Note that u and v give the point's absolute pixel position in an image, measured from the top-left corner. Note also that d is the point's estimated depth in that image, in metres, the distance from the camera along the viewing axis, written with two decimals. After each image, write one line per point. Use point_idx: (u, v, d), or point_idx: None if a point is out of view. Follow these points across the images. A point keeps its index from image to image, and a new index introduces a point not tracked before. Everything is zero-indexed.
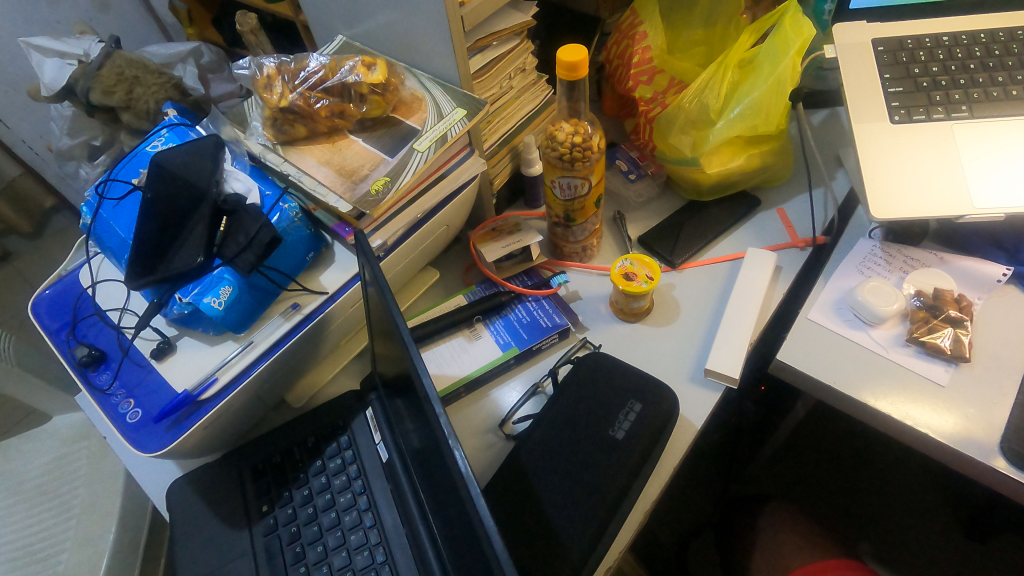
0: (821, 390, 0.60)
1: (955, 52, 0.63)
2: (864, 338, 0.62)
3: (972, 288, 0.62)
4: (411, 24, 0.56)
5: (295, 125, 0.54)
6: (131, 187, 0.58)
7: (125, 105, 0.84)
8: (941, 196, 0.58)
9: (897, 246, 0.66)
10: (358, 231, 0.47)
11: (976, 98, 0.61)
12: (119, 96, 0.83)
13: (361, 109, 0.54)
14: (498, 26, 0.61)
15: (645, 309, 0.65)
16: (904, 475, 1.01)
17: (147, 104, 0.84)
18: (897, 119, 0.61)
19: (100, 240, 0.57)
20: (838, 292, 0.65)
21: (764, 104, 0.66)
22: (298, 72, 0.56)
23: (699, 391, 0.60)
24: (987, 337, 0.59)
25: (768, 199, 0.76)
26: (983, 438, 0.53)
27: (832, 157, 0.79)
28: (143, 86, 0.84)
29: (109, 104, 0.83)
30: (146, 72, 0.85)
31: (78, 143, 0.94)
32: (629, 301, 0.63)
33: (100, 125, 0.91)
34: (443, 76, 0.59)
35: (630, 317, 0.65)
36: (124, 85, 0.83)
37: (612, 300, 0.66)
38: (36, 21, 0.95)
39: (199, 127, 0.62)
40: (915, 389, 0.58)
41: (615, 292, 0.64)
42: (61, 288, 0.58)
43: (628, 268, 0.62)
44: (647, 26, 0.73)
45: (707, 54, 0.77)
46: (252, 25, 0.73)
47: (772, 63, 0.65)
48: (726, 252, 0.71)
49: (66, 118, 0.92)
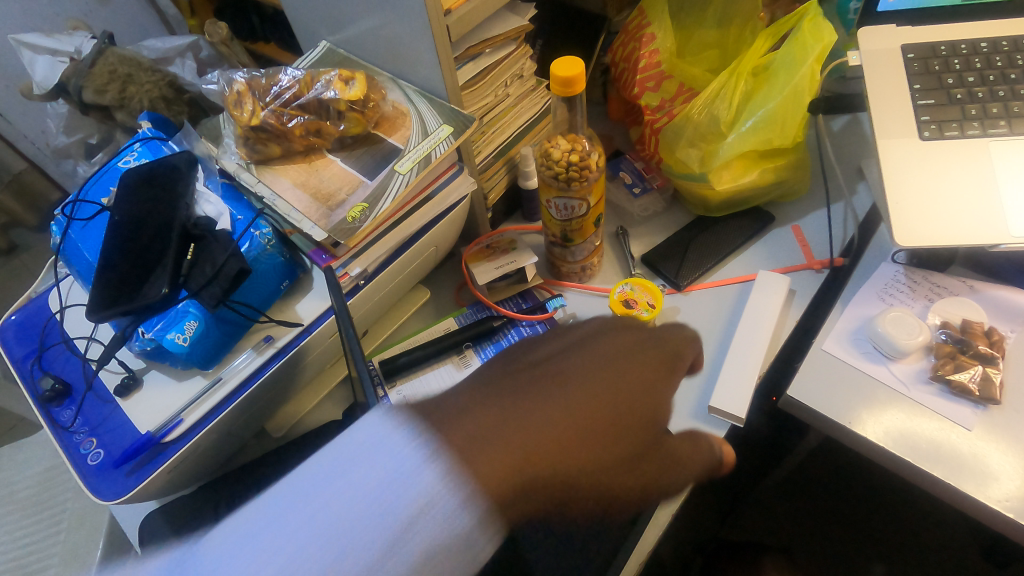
0: (834, 429, 0.55)
1: (993, 60, 0.57)
2: (883, 373, 0.57)
3: (1003, 320, 0.57)
4: (396, 32, 0.52)
5: (269, 144, 0.50)
6: (100, 208, 0.54)
7: (120, 103, 0.81)
8: (974, 223, 0.53)
9: (922, 272, 0.61)
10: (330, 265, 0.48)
11: (1016, 112, 0.56)
12: (112, 94, 0.79)
13: (339, 127, 0.50)
14: (491, 31, 0.56)
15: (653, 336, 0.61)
16: (919, 500, 0.97)
17: (141, 103, 0.80)
18: (927, 135, 0.56)
19: (68, 263, 0.54)
20: (857, 321, 0.60)
21: (781, 116, 0.60)
22: (269, 87, 0.52)
23: (702, 429, 0.56)
24: (1020, 377, 0.54)
25: (783, 214, 0.71)
26: (1012, 490, 0.49)
27: (854, 168, 0.74)
28: (136, 84, 0.80)
29: (102, 102, 0.79)
30: (140, 70, 0.81)
31: (73, 141, 0.91)
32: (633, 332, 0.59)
33: (94, 124, 0.88)
34: (431, 89, 0.54)
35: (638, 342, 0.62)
36: (117, 83, 0.79)
37: None
38: (25, 15, 0.91)
39: (173, 141, 0.58)
40: (937, 432, 0.53)
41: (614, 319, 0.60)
42: (30, 312, 0.55)
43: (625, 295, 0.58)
44: (655, 27, 0.68)
45: (719, 58, 0.71)
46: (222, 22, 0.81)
47: (789, 71, 0.60)
48: (735, 273, 0.67)
49: (61, 116, 0.88)
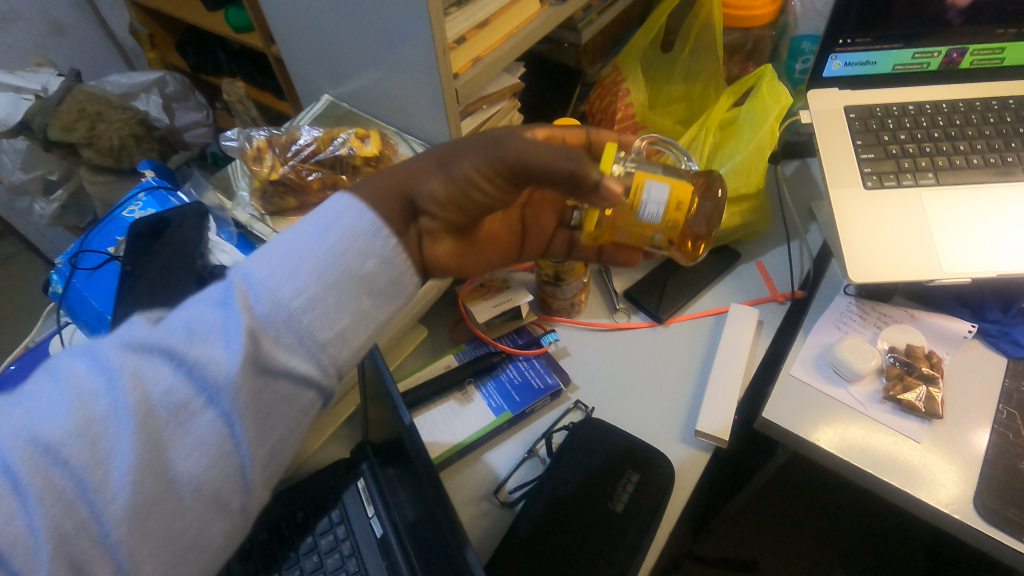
0: (804, 447, 0.61)
1: (920, 120, 0.67)
2: (843, 394, 0.63)
3: (941, 345, 0.66)
4: (407, 92, 0.57)
5: (286, 197, 0.53)
6: (107, 257, 0.56)
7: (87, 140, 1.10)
8: (913, 261, 0.61)
9: (870, 303, 0.69)
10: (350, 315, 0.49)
11: (941, 165, 0.65)
12: (79, 131, 1.08)
13: (355, 181, 0.54)
14: (489, 89, 0.61)
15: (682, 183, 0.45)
16: (875, 511, 1.05)
17: (107, 137, 1.10)
18: (870, 185, 0.65)
19: (73, 313, 0.55)
20: (818, 348, 0.67)
21: (748, 167, 0.68)
22: (288, 145, 0.55)
23: (690, 452, 0.61)
24: (956, 393, 0.62)
25: (747, 251, 0.79)
26: (959, 493, 0.56)
27: (806, 210, 0.82)
28: (104, 121, 1.10)
29: (70, 136, 1.08)
30: (108, 110, 1.11)
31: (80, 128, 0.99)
32: (628, 224, 0.47)
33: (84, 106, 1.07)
34: (436, 143, 0.59)
35: (714, 209, 0.54)
36: (87, 120, 1.09)
37: (679, 197, 0.44)
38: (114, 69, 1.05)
39: (180, 191, 0.61)
40: (892, 444, 0.60)
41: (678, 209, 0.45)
42: (28, 362, 0.56)
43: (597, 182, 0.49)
44: (629, 83, 0.75)
45: (687, 110, 0.79)
46: (240, 93, 0.94)
47: (753, 127, 0.68)
48: (709, 306, 0.73)
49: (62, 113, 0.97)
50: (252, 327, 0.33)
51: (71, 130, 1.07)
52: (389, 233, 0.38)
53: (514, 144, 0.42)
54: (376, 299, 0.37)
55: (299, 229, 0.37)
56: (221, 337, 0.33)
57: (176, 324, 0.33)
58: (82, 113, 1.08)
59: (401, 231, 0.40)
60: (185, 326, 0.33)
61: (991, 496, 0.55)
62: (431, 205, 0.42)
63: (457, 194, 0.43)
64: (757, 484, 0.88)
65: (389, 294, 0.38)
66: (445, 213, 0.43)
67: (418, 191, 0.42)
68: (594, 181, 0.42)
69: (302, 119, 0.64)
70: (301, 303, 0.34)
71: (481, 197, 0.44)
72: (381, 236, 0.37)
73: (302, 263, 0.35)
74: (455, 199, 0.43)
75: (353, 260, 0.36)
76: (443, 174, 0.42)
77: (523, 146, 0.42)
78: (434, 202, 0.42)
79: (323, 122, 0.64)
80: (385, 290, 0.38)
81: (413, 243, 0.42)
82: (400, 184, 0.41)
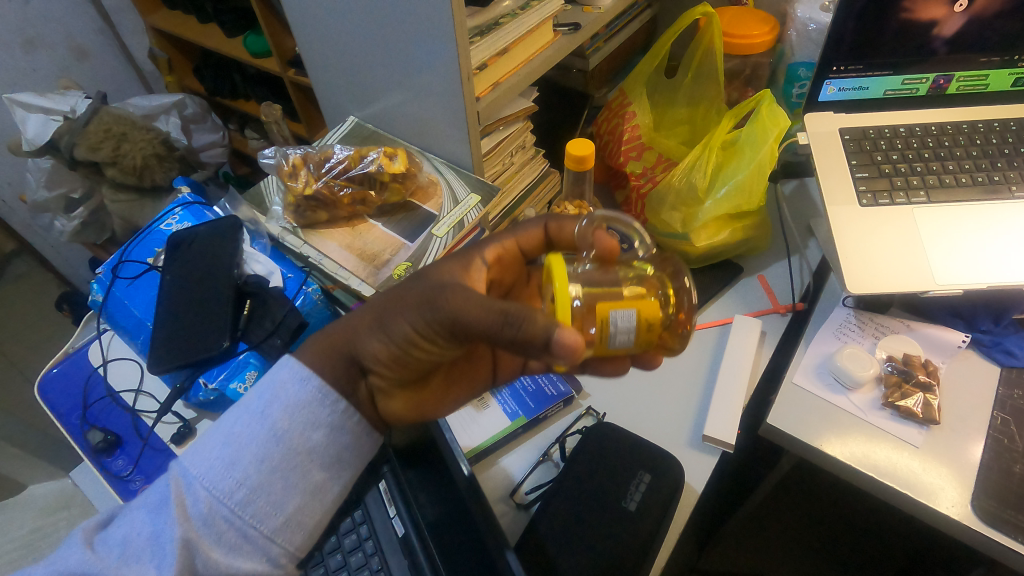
0: (807, 452, 0.64)
1: (911, 142, 0.71)
2: (844, 402, 0.66)
3: (937, 354, 0.68)
4: (431, 115, 0.61)
5: (318, 212, 0.57)
6: (147, 267, 0.59)
7: (112, 159, 1.13)
8: (908, 274, 0.64)
9: (868, 314, 0.73)
10: None
11: (932, 184, 0.69)
12: (105, 151, 1.12)
13: (382, 197, 0.58)
14: (506, 112, 0.65)
15: (647, 298, 0.41)
16: (882, 524, 1.06)
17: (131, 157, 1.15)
18: (865, 203, 0.68)
19: (111, 319, 0.58)
20: (819, 358, 0.70)
21: (749, 185, 0.72)
22: (323, 161, 0.60)
23: (698, 456, 0.63)
24: (952, 399, 0.65)
25: (749, 266, 0.82)
26: (957, 495, 0.58)
27: (805, 227, 0.86)
28: (129, 141, 1.14)
29: (96, 156, 1.11)
30: (132, 130, 1.15)
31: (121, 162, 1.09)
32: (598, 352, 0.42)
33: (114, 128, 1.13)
34: (457, 161, 0.63)
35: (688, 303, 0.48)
36: (112, 140, 1.12)
37: (645, 313, 0.40)
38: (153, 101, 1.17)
39: (215, 206, 0.65)
40: (892, 449, 0.62)
41: (649, 325, 0.41)
42: (70, 366, 0.59)
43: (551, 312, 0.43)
44: (635, 107, 0.80)
45: (690, 132, 0.83)
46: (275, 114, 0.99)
47: (754, 147, 0.71)
48: (714, 317, 0.76)
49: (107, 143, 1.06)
50: (190, 536, 0.39)
51: (97, 149, 1.11)
52: (336, 398, 0.44)
53: (447, 299, 0.40)
54: (327, 469, 0.44)
55: (239, 417, 0.43)
56: (160, 555, 0.39)
57: (127, 538, 0.41)
58: (108, 134, 1.12)
59: (347, 390, 0.45)
60: (135, 543, 0.40)
61: (988, 498, 0.57)
62: (374, 365, 0.45)
63: (397, 355, 0.44)
64: (762, 496, 0.89)
65: (340, 464, 0.45)
66: (388, 372, 0.45)
67: (360, 352, 0.45)
68: (543, 336, 0.36)
69: (329, 138, 0.68)
70: (245, 494, 0.41)
71: (423, 351, 0.44)
72: (329, 403, 0.44)
73: (235, 467, 0.41)
74: (399, 352, 0.44)
75: (282, 458, 0.42)
76: (384, 333, 0.44)
77: (457, 303, 0.39)
78: (378, 363, 0.45)
79: (350, 142, 0.68)
80: (336, 459, 0.44)
81: (365, 397, 0.46)
82: (343, 342, 0.45)
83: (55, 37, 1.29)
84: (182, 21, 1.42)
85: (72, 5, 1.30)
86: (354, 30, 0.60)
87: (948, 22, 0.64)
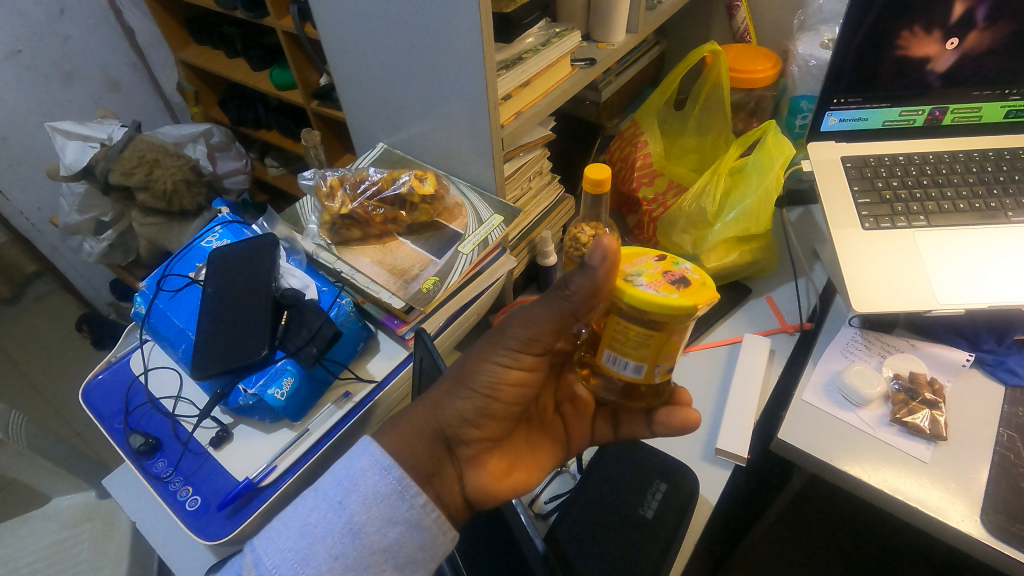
0: (818, 466, 0.65)
1: (910, 170, 0.75)
2: (853, 418, 0.68)
3: (943, 372, 0.71)
4: (457, 142, 0.65)
5: (352, 229, 0.62)
6: (189, 281, 0.63)
7: (143, 184, 1.19)
8: (911, 294, 0.67)
9: (874, 333, 0.75)
10: (417, 329, 0.54)
11: (931, 210, 0.72)
12: (137, 177, 1.17)
13: (412, 217, 0.63)
14: (526, 139, 0.69)
15: None
16: (894, 544, 1.06)
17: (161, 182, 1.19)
18: (868, 226, 0.72)
19: (153, 330, 0.61)
20: (827, 375, 0.72)
21: (756, 210, 0.75)
22: (359, 183, 0.64)
23: (711, 469, 0.65)
24: (959, 416, 0.67)
25: (757, 288, 0.86)
26: (967, 509, 0.59)
27: (810, 251, 0.89)
28: (161, 167, 1.20)
29: (129, 181, 1.17)
30: (164, 156, 1.21)
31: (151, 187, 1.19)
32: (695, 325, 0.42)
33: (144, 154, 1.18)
34: (481, 185, 0.67)
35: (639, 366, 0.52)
36: (144, 166, 1.18)
37: None
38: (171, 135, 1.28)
39: (252, 225, 0.69)
40: (901, 463, 0.64)
41: None
42: (112, 374, 0.63)
43: (658, 272, 0.41)
44: (648, 136, 0.84)
45: (699, 160, 0.87)
46: (313, 140, 1.04)
47: (760, 173, 0.75)
48: (724, 336, 0.79)
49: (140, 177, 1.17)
50: None
51: (130, 175, 1.17)
52: (416, 492, 0.43)
53: (515, 330, 0.45)
54: (402, 570, 0.42)
55: (314, 505, 0.41)
56: None
57: None
58: (142, 160, 1.18)
59: (432, 473, 0.45)
60: None
61: (997, 513, 0.58)
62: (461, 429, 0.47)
63: (482, 415, 0.47)
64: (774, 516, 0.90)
65: (415, 565, 0.42)
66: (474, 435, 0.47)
67: (444, 427, 0.47)
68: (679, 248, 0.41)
69: (360, 163, 0.73)
70: None
71: (505, 401, 0.47)
72: (408, 497, 0.42)
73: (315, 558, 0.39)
74: (481, 412, 0.47)
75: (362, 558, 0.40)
76: (467, 391, 0.46)
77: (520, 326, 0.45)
78: (463, 431, 0.47)
79: (380, 166, 0.73)
80: (411, 560, 0.42)
81: (451, 481, 0.47)
82: (424, 423, 0.46)
83: (90, 70, 1.36)
84: (211, 56, 1.49)
85: (108, 41, 1.37)
86: (386, 64, 0.64)
87: (940, 59, 0.68)
